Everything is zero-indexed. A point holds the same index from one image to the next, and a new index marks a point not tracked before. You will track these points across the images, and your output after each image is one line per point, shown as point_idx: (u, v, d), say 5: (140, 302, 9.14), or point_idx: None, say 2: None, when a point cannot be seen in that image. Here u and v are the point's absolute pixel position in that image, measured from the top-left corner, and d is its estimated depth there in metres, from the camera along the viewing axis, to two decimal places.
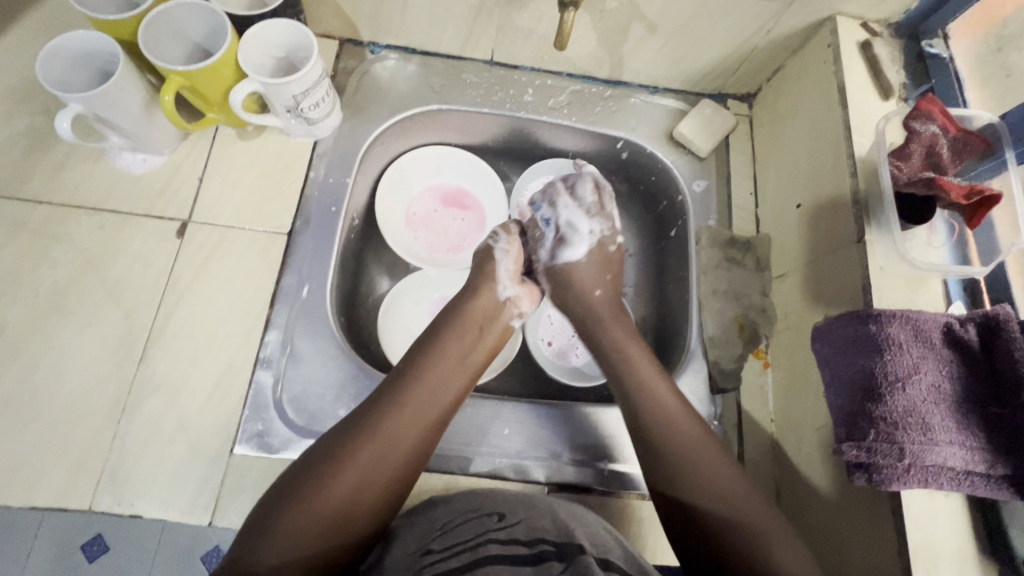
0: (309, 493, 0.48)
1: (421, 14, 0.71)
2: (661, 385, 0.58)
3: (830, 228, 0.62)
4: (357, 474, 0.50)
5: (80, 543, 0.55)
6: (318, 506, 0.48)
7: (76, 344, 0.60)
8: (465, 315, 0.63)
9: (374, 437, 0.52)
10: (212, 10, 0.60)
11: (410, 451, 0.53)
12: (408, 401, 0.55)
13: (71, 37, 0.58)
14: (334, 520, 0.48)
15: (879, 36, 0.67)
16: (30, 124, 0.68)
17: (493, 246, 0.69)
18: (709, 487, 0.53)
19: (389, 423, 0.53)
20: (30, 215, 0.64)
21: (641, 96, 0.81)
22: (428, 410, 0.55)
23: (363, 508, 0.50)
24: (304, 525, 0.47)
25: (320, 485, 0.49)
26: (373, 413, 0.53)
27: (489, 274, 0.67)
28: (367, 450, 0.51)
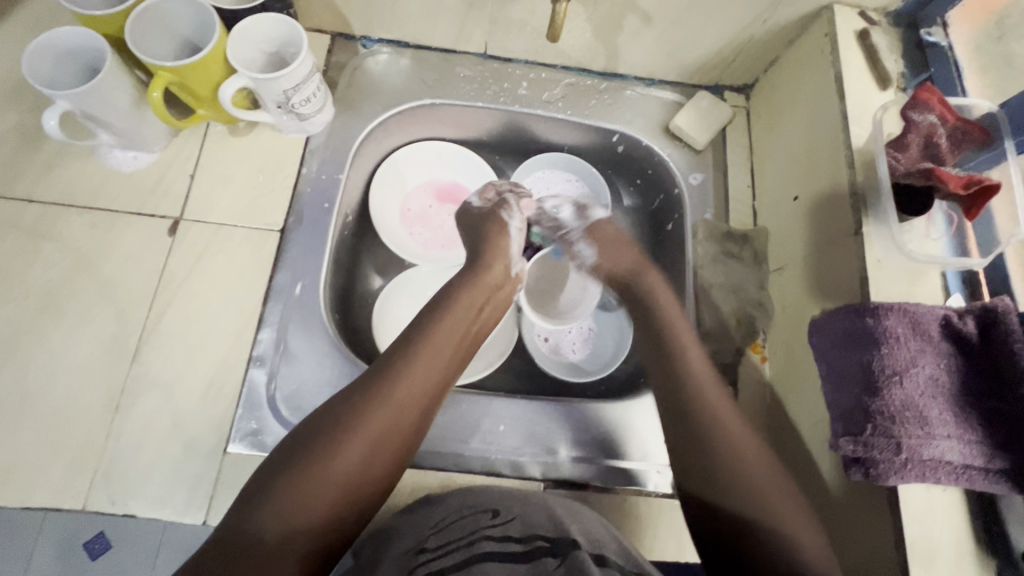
0: (319, 460, 0.48)
1: (413, 7, 0.70)
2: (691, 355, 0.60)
3: (828, 220, 0.61)
4: (371, 440, 0.50)
5: (82, 541, 0.55)
6: (331, 472, 0.48)
7: (69, 343, 0.60)
8: (471, 285, 0.63)
9: (387, 402, 0.52)
10: (200, 4, 0.60)
11: (420, 416, 0.54)
12: (417, 368, 0.55)
13: (57, 33, 0.58)
14: (349, 485, 0.49)
15: (877, 25, 0.66)
16: (19, 122, 0.67)
17: (508, 222, 0.70)
18: (728, 461, 0.52)
19: (399, 388, 0.53)
20: (21, 214, 0.64)
21: (637, 89, 0.80)
22: (436, 376, 0.56)
23: (372, 475, 0.50)
24: (318, 491, 0.47)
25: (334, 451, 0.49)
26: (385, 379, 0.53)
27: (500, 251, 0.67)
28: (380, 415, 0.51)
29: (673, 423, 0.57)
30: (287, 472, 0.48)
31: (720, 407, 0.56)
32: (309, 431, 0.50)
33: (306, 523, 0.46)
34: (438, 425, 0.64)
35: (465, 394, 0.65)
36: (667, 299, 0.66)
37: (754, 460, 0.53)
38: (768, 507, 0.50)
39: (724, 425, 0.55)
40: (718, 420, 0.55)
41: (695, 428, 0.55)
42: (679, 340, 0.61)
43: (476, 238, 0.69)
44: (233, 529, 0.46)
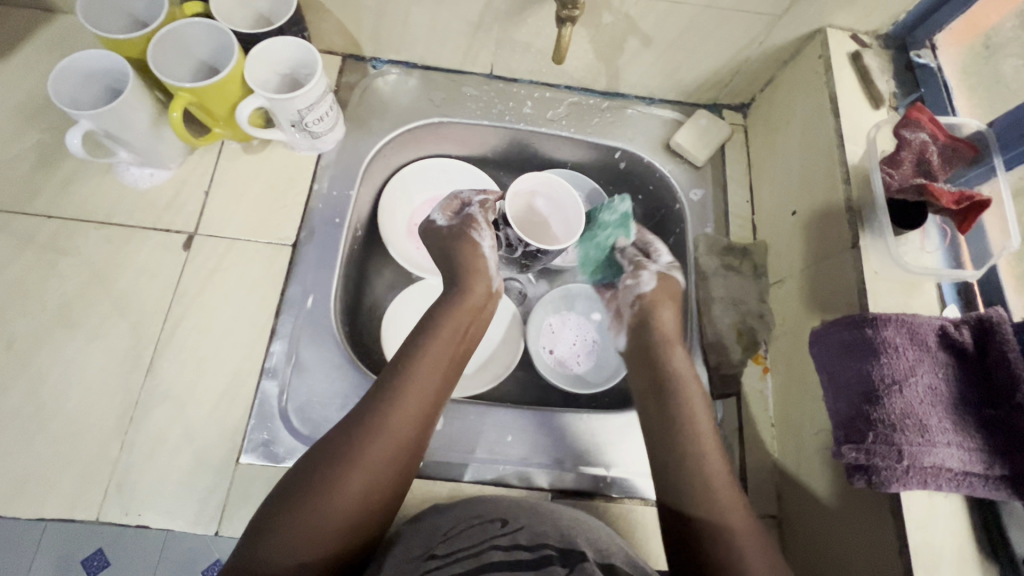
0: (320, 496, 0.50)
1: (422, 29, 0.73)
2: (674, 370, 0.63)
3: (826, 234, 0.63)
4: (366, 473, 0.52)
5: (81, 560, 0.57)
6: (327, 510, 0.50)
7: (82, 356, 0.61)
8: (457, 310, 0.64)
9: (378, 435, 0.54)
10: (218, 28, 0.62)
11: (409, 444, 0.55)
12: (405, 397, 0.56)
13: (80, 57, 0.60)
14: (349, 516, 0.51)
15: (868, 47, 0.68)
16: (39, 140, 0.69)
17: (480, 243, 0.68)
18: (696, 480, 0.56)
19: (389, 418, 0.55)
20: (39, 230, 0.65)
21: (638, 107, 0.83)
22: (421, 403, 0.57)
23: (374, 501, 0.53)
24: (321, 523, 0.50)
25: (331, 486, 0.51)
26: (373, 412, 0.55)
27: (480, 270, 0.67)
28: (373, 449, 0.53)
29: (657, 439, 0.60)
30: (291, 501, 0.50)
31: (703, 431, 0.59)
32: (311, 466, 0.52)
33: (309, 555, 0.49)
34: (446, 436, 0.64)
35: (474, 405, 0.66)
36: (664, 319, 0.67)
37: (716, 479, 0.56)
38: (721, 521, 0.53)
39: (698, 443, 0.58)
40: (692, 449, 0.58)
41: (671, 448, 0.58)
42: (668, 363, 0.64)
43: (450, 261, 0.68)
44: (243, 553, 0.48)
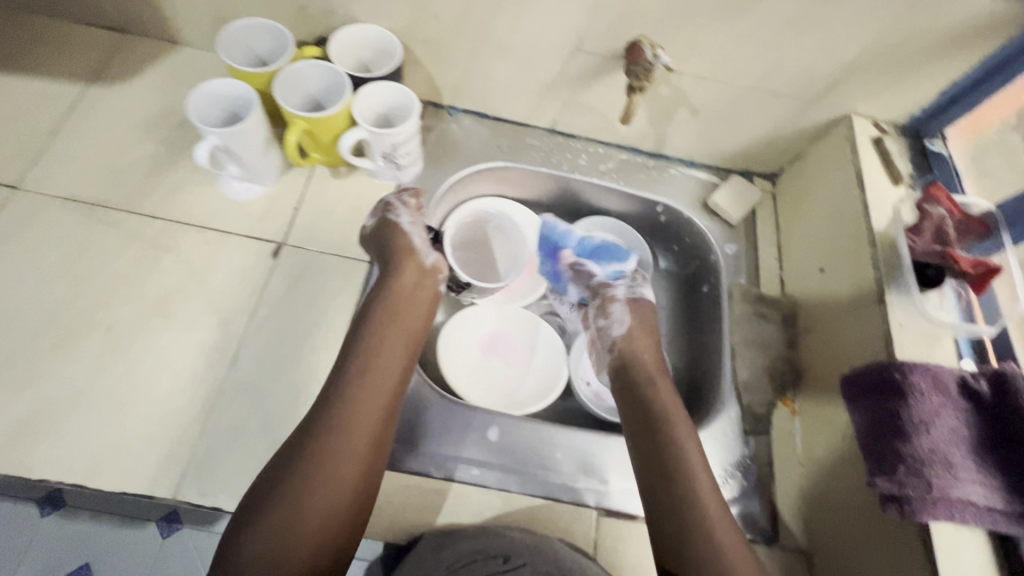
0: (287, 501, 0.54)
1: (500, 85, 0.84)
2: (663, 409, 0.66)
3: (853, 289, 0.71)
4: (322, 482, 0.55)
5: None
6: (297, 515, 0.54)
7: (174, 344, 0.66)
8: (395, 329, 0.67)
9: (332, 438, 0.57)
10: (335, 71, 0.72)
11: (366, 449, 0.58)
12: (352, 405, 0.59)
13: (213, 84, 0.69)
14: (318, 522, 0.54)
15: (888, 133, 0.79)
16: (153, 151, 0.77)
17: (396, 221, 0.73)
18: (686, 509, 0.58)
19: (344, 437, 0.57)
20: (145, 228, 0.72)
21: (679, 168, 0.93)
22: (371, 403, 0.60)
23: (338, 504, 0.55)
24: (286, 535, 0.53)
25: (293, 497, 0.54)
26: (333, 430, 0.57)
27: (405, 253, 0.71)
28: (331, 467, 0.56)
29: (651, 498, 0.60)
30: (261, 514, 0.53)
31: (703, 482, 0.60)
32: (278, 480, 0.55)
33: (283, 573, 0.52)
34: (503, 447, 0.69)
35: (530, 422, 0.71)
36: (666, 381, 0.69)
37: (705, 511, 0.57)
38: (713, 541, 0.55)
39: (682, 496, 0.58)
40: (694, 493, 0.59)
41: (661, 504, 0.59)
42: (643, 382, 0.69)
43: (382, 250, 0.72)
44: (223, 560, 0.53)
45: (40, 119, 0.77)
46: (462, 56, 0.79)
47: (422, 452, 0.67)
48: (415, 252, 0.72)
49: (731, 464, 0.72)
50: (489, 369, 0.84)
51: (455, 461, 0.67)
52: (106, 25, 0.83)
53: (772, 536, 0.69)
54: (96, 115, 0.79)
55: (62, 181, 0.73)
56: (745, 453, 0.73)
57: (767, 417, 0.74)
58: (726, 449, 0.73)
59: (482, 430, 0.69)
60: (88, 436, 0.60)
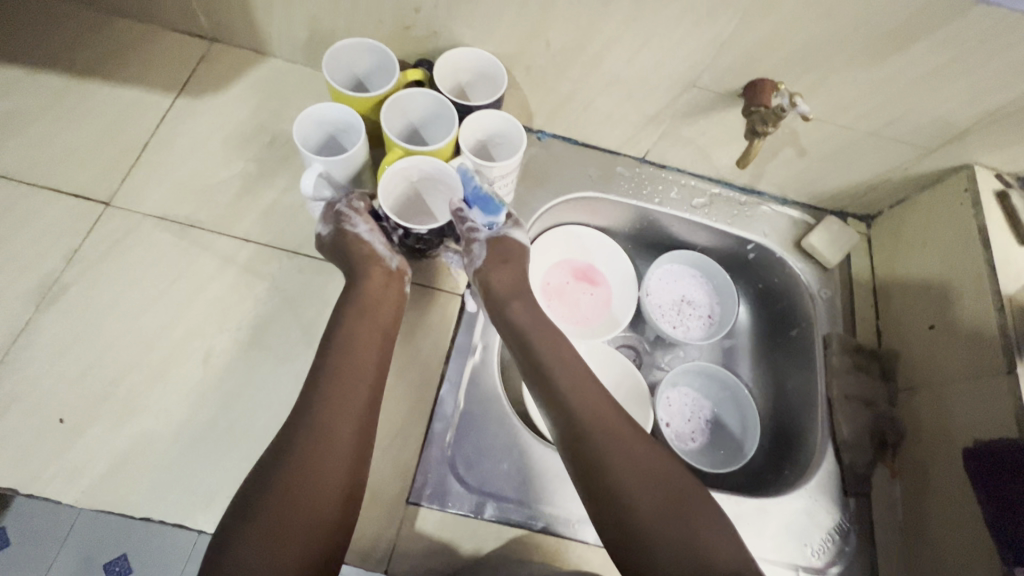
0: (277, 498, 0.50)
1: (598, 114, 0.80)
2: (550, 374, 0.62)
3: (972, 353, 0.67)
4: (309, 476, 0.51)
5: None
6: (286, 515, 0.49)
7: (270, 377, 0.64)
8: (363, 328, 0.61)
9: (316, 429, 0.54)
10: (441, 102, 0.69)
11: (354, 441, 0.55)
12: (332, 395, 0.56)
13: (319, 108, 0.66)
14: (306, 523, 0.50)
15: (1012, 187, 0.74)
16: (244, 169, 0.75)
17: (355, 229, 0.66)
18: (631, 476, 0.55)
19: (319, 448, 0.53)
20: (239, 251, 0.70)
21: (771, 205, 0.89)
22: (349, 392, 0.57)
23: (324, 501, 0.51)
24: (272, 536, 0.48)
25: (284, 495, 0.50)
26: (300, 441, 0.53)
27: (366, 254, 0.65)
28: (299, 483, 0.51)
29: (589, 469, 0.56)
30: (234, 545, 0.47)
31: (662, 483, 0.55)
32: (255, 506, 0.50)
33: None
34: None
35: None
36: (559, 345, 0.65)
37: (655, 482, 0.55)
38: (667, 507, 0.53)
39: (638, 499, 0.54)
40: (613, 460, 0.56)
41: (599, 478, 0.55)
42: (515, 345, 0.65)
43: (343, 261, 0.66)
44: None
45: (130, 132, 0.75)
46: (565, 84, 0.76)
47: (520, 504, 0.64)
48: (378, 257, 0.66)
49: (833, 528, 0.69)
50: None
51: (552, 515, 0.64)
52: (196, 33, 0.80)
53: None
54: (185, 128, 0.77)
55: (153, 198, 0.71)
56: (845, 517, 0.70)
57: (867, 478, 0.72)
58: (826, 511, 0.70)
59: None
60: (188, 472, 0.59)
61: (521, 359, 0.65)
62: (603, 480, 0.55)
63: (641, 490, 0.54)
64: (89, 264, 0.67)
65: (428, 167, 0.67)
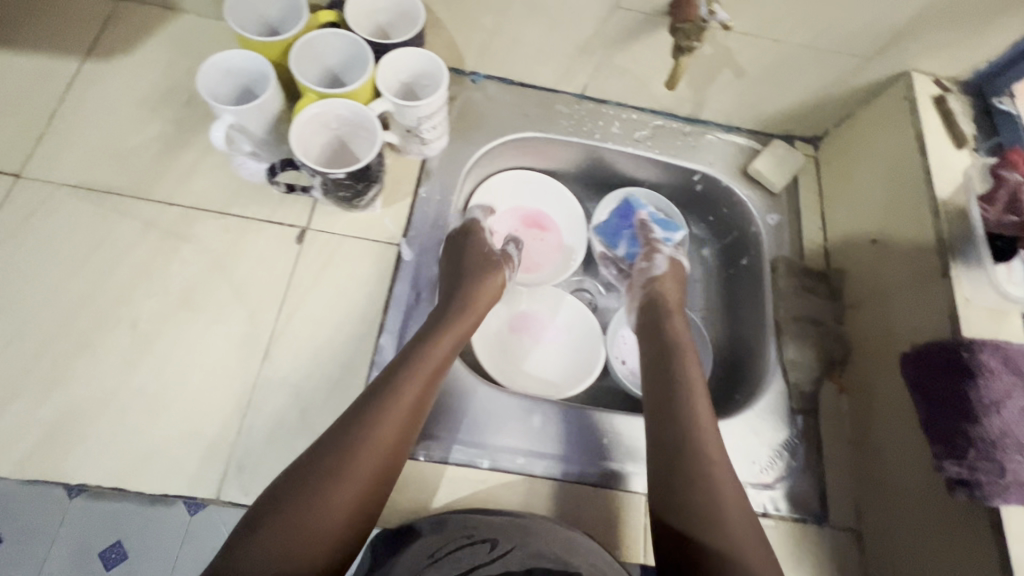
0: (310, 504, 0.50)
1: (528, 48, 0.77)
2: (689, 386, 0.63)
3: (911, 262, 0.67)
4: (352, 486, 0.52)
5: (98, 551, 0.55)
6: (314, 520, 0.49)
7: (202, 339, 0.63)
8: (434, 350, 0.61)
9: (366, 441, 0.53)
10: (355, 41, 0.66)
11: (393, 452, 0.55)
12: (388, 408, 0.56)
13: (224, 57, 0.63)
14: (338, 527, 0.50)
15: (950, 90, 0.72)
16: (162, 131, 0.72)
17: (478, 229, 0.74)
18: (711, 502, 0.55)
19: (360, 457, 0.53)
20: (161, 215, 0.68)
21: (716, 134, 0.87)
22: (402, 409, 0.56)
23: (348, 506, 0.51)
24: (296, 540, 0.48)
25: (317, 500, 0.50)
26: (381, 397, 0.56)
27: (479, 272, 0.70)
28: (379, 432, 0.54)
29: (670, 485, 0.57)
30: (251, 544, 0.47)
31: (718, 462, 0.58)
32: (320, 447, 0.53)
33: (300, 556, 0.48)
34: (549, 436, 0.66)
35: (572, 407, 0.68)
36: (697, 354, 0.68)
37: (732, 503, 0.55)
38: (732, 538, 0.53)
39: (712, 514, 0.54)
40: (708, 481, 0.56)
41: (680, 496, 0.56)
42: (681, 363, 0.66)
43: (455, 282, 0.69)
44: (228, 548, 0.48)
45: (38, 100, 0.71)
46: (488, 17, 0.73)
47: (468, 444, 0.64)
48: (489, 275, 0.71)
49: (779, 444, 0.70)
50: (523, 351, 0.82)
51: (498, 451, 0.65)
52: None
53: (822, 515, 0.68)
54: (97, 92, 0.73)
55: (67, 167, 0.68)
56: (793, 432, 0.71)
57: (814, 395, 0.72)
58: (774, 428, 0.71)
59: (524, 418, 0.67)
60: (123, 437, 0.58)
61: (652, 353, 0.69)
62: (682, 497, 0.55)
63: (716, 512, 0.54)
64: (4, 238, 0.64)
65: (345, 111, 0.64)
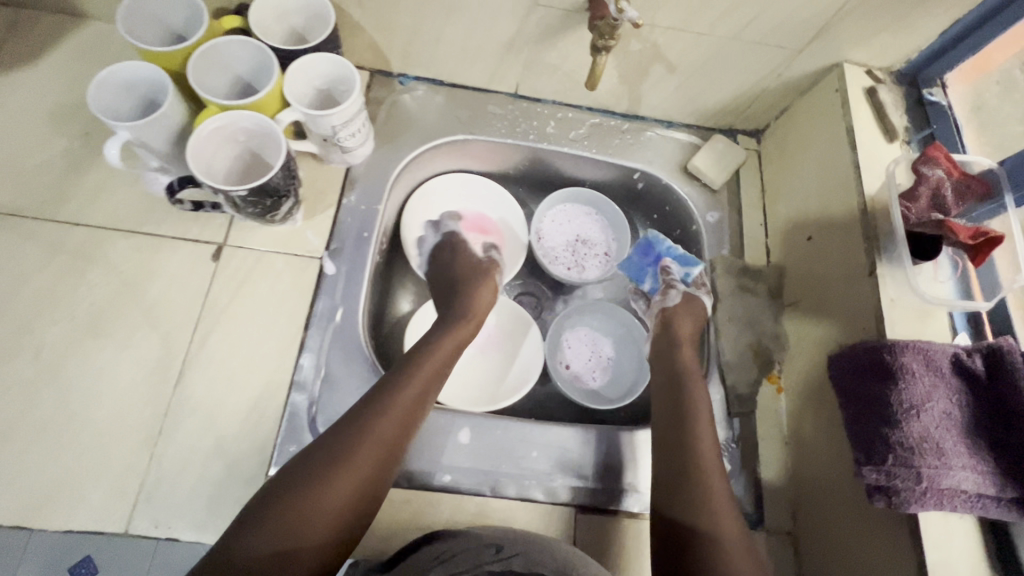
0: (317, 489, 0.50)
1: (452, 48, 0.75)
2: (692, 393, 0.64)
3: (842, 260, 0.66)
4: (359, 473, 0.52)
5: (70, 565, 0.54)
6: (317, 508, 0.50)
7: (112, 366, 0.61)
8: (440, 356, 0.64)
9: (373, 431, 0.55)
10: (260, 49, 0.62)
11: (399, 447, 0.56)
12: (398, 403, 0.57)
13: (119, 69, 0.60)
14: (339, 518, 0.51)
15: (883, 82, 0.71)
16: (67, 147, 0.69)
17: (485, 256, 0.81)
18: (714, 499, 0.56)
19: (374, 451, 0.54)
20: (67, 237, 0.65)
21: (656, 130, 0.85)
22: (412, 406, 0.58)
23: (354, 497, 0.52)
24: (298, 527, 0.49)
25: (320, 484, 0.50)
26: (385, 396, 0.57)
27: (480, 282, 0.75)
28: (382, 425, 0.55)
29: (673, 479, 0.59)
30: (253, 526, 0.48)
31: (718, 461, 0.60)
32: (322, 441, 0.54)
33: (300, 546, 0.48)
34: (477, 450, 0.65)
35: (500, 419, 0.67)
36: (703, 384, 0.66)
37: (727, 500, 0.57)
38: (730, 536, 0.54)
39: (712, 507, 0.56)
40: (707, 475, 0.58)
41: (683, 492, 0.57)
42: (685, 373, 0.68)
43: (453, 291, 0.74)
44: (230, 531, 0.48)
45: None
46: (405, 17, 0.70)
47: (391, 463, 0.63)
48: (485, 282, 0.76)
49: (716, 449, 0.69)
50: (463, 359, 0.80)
51: (423, 467, 0.63)
52: None
53: (757, 518, 0.67)
54: None
55: None
56: (729, 435, 0.70)
57: (751, 397, 0.71)
58: None
59: (449, 434, 0.65)
60: (27, 473, 0.56)
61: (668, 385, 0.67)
62: (689, 492, 0.57)
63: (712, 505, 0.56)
64: None
65: (248, 123, 0.61)
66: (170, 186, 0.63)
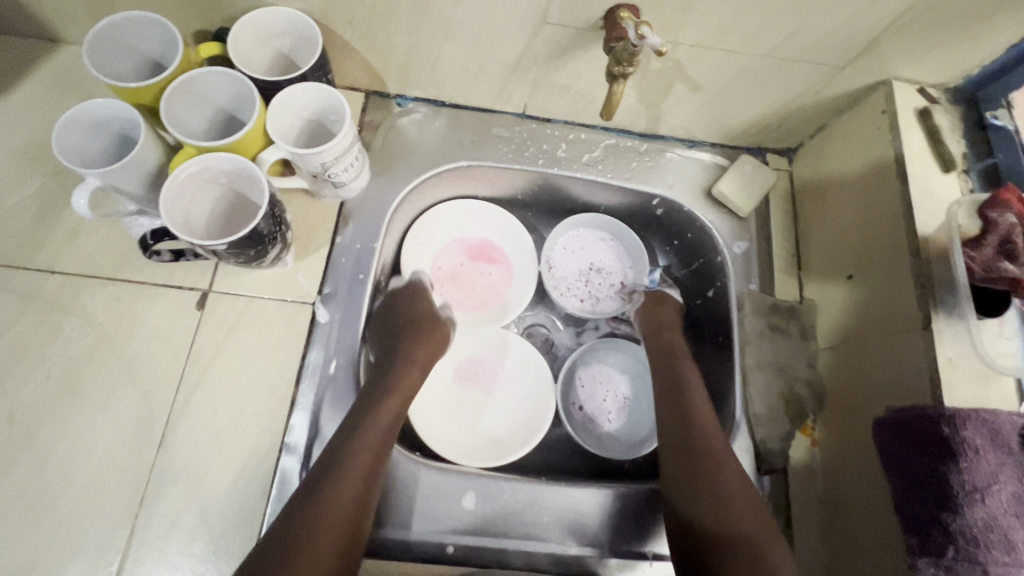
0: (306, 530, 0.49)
1: (453, 69, 0.68)
2: (698, 429, 0.61)
3: (889, 306, 0.59)
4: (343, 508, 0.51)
5: None
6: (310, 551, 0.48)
7: (90, 429, 0.57)
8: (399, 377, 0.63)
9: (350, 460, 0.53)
10: (240, 80, 0.56)
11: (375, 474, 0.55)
12: (365, 433, 0.56)
13: (85, 107, 0.54)
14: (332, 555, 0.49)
15: (937, 102, 0.63)
16: (41, 186, 0.64)
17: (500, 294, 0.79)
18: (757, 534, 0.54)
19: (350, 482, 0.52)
20: (42, 286, 0.61)
21: (678, 150, 0.78)
22: (379, 434, 0.56)
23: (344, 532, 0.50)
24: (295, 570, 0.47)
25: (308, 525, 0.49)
26: (346, 447, 0.54)
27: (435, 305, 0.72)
28: (358, 460, 0.54)
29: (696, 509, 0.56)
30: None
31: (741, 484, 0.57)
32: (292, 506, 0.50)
33: None
34: (483, 516, 0.60)
35: (507, 480, 0.62)
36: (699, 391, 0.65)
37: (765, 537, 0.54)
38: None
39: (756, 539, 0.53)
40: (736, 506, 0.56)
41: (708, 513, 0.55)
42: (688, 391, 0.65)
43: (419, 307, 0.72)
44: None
45: None
46: (401, 38, 0.63)
47: (389, 531, 0.58)
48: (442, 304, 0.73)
49: None
50: (467, 400, 0.75)
51: (426, 536, 0.59)
52: None
53: None
54: None
55: None
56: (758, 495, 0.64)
57: (782, 452, 0.65)
58: None
59: (451, 499, 0.60)
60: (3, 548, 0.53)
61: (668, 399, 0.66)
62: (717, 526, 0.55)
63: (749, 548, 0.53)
64: None
65: (228, 165, 0.56)
66: (142, 241, 0.59)
